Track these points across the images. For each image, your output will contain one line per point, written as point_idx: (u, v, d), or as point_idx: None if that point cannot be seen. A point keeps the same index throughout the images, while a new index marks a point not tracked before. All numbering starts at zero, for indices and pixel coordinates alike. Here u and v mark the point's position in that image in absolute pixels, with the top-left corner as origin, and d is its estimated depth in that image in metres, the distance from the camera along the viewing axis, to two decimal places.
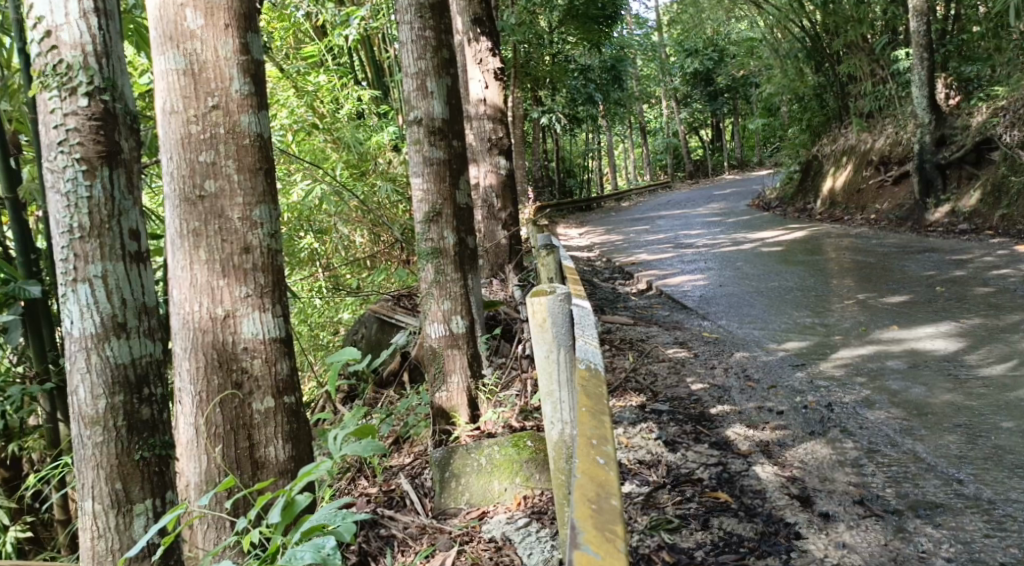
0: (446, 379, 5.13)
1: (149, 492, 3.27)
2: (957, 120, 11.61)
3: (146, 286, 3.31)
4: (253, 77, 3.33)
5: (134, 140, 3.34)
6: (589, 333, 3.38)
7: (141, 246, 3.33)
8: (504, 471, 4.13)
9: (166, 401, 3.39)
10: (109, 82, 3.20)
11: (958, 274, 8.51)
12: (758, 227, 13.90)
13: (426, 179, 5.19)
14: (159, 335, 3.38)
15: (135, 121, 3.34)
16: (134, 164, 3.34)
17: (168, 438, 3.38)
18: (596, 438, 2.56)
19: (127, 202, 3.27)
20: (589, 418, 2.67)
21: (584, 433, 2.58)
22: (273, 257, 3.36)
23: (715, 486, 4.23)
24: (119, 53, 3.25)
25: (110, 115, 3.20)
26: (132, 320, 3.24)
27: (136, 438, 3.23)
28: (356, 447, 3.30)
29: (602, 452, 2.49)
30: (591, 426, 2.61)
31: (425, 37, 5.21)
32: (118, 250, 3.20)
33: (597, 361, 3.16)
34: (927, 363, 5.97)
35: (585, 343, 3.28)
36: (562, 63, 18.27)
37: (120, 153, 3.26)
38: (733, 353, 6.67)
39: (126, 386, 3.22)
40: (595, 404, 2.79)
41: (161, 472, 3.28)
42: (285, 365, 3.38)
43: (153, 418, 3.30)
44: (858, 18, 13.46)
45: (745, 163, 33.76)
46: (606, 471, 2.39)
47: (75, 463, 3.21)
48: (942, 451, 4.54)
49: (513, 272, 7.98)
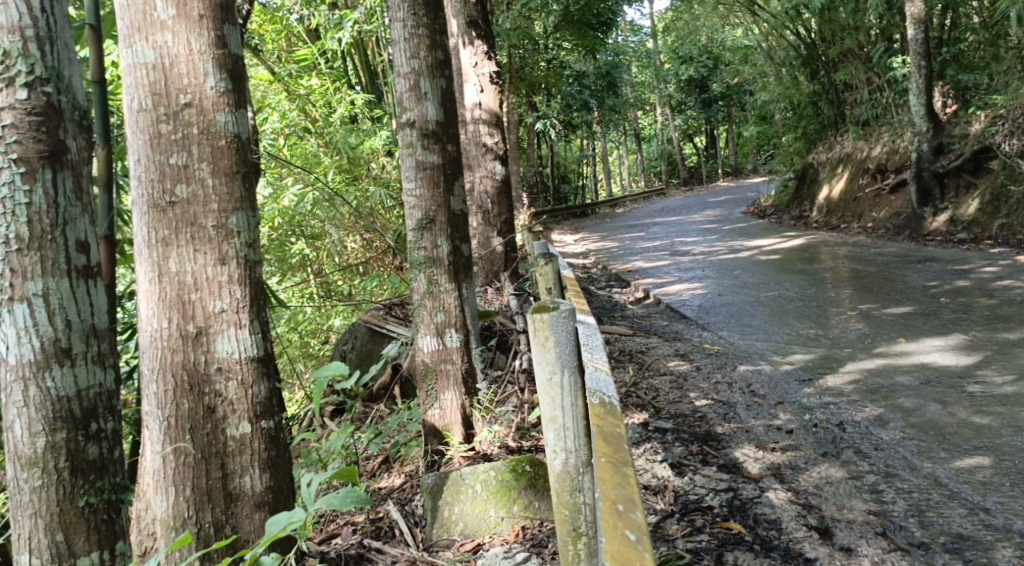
0: (439, 396, 4.85)
1: (95, 544, 3.05)
2: (955, 129, 11.37)
3: (95, 302, 3.11)
4: (230, 73, 3.06)
5: (83, 139, 3.12)
6: (597, 355, 3.21)
7: (90, 259, 3.12)
8: (501, 499, 3.87)
9: (117, 436, 3.18)
10: (53, 72, 3.00)
11: (962, 284, 8.27)
12: (755, 235, 13.68)
13: (419, 184, 4.91)
14: (110, 362, 3.18)
15: (84, 117, 3.14)
16: (82, 168, 3.12)
17: (119, 479, 3.16)
18: (621, 502, 2.52)
19: (74, 210, 3.07)
20: (610, 473, 2.63)
21: (607, 495, 2.53)
22: (251, 269, 3.08)
23: (727, 515, 3.98)
24: (64, 38, 3.06)
25: (54, 109, 3.00)
26: (78, 344, 3.03)
27: (81, 481, 3.02)
28: (333, 500, 3.02)
29: (630, 522, 2.44)
30: (614, 486, 2.57)
31: (419, 34, 4.93)
32: (62, 264, 2.99)
33: (612, 395, 3.04)
34: (939, 378, 5.71)
35: (595, 367, 3.12)
36: (557, 68, 18.05)
37: (66, 153, 3.05)
38: (736, 366, 6.40)
39: (70, 422, 3.00)
40: (613, 451, 2.74)
41: (110, 519, 3.08)
42: (263, 388, 3.10)
43: (100, 458, 3.09)
44: (854, 26, 13.25)
45: (740, 170, 33.59)
46: (638, 551, 2.33)
47: (12, 511, 2.98)
48: (964, 476, 4.27)
49: (508, 280, 7.75)
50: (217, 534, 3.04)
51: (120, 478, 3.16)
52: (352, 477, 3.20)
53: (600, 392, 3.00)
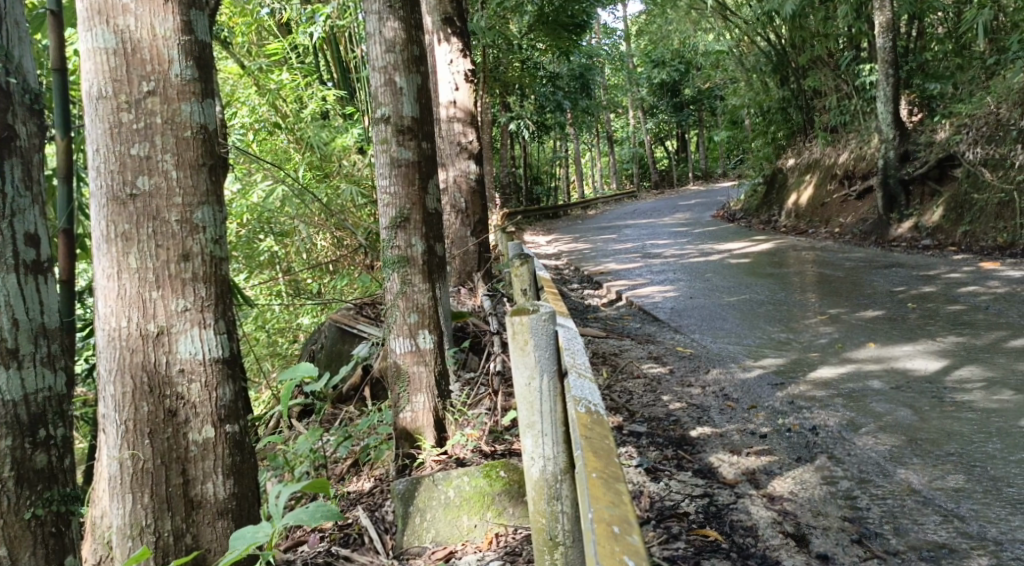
0: (411, 398, 4.72)
1: (41, 558, 2.86)
2: (921, 137, 11.42)
3: (44, 298, 2.93)
4: (197, 60, 2.92)
5: (35, 125, 2.98)
6: (581, 360, 3.04)
7: (41, 253, 2.95)
8: (474, 505, 3.78)
9: (68, 444, 2.98)
10: (2, 52, 2.86)
11: (929, 290, 8.31)
12: (725, 239, 13.72)
13: (393, 182, 4.78)
14: (61, 364, 2.98)
15: (36, 101, 2.99)
16: (32, 155, 2.96)
17: (70, 489, 2.97)
18: (616, 523, 2.32)
19: (24, 200, 2.91)
20: (602, 490, 2.44)
21: (601, 516, 2.33)
22: (216, 267, 2.96)
23: (703, 522, 3.91)
24: (16, 17, 2.91)
25: (2, 93, 2.86)
26: (26, 345, 2.84)
27: (27, 491, 2.83)
28: (302, 516, 2.86)
29: (628, 546, 2.23)
30: (608, 505, 2.38)
31: (394, 28, 4.81)
32: (10, 258, 2.82)
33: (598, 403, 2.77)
34: (909, 384, 5.70)
35: (580, 374, 2.92)
36: (531, 69, 17.99)
37: (15, 139, 2.90)
38: (708, 369, 6.36)
39: (16, 427, 2.81)
40: (605, 466, 2.54)
41: (60, 533, 2.89)
42: (227, 391, 2.97)
43: (49, 467, 2.90)
44: (824, 33, 13.31)
45: (709, 175, 33.76)
46: None
47: None
48: (937, 483, 4.25)
49: (481, 281, 7.70)
50: (176, 545, 2.90)
51: (70, 488, 2.96)
52: (323, 490, 3.10)
53: (586, 399, 2.79)
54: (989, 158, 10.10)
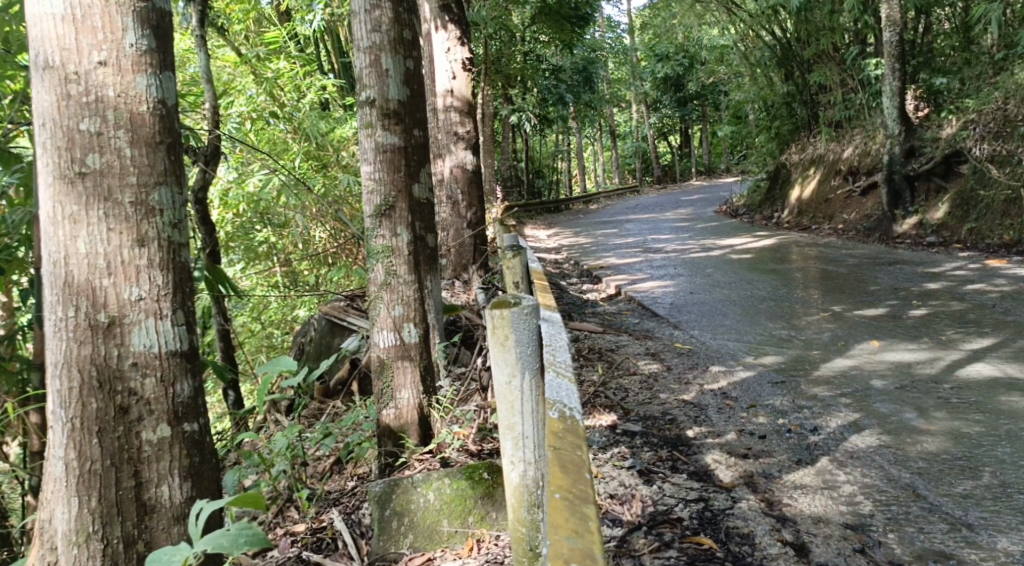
0: (395, 394, 4.53)
1: None
2: (926, 132, 11.17)
3: None
4: (153, 28, 2.72)
5: None
6: (562, 359, 2.88)
7: None
8: (455, 510, 3.58)
9: None
10: None
11: (933, 287, 8.10)
12: (727, 234, 13.50)
13: (378, 168, 4.55)
14: None
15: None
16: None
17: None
18: (576, 559, 2.10)
19: None
20: (565, 517, 2.22)
21: (561, 549, 2.12)
22: (174, 253, 2.76)
23: (697, 528, 3.71)
24: None
25: None
26: None
27: None
28: (226, 540, 2.54)
29: None
30: (568, 535, 2.16)
31: (381, 7, 4.56)
32: None
33: (574, 405, 2.67)
34: (914, 384, 5.49)
35: (557, 373, 2.78)
36: (533, 63, 17.74)
37: None
38: (707, 367, 6.15)
39: None
40: (573, 483, 2.33)
41: None
42: (186, 386, 2.78)
43: None
44: (831, 26, 13.03)
45: (713, 169, 33.46)
46: None
47: None
48: (945, 489, 4.04)
49: (476, 274, 7.57)
50: (127, 549, 2.70)
51: None
52: (256, 506, 2.73)
53: (560, 403, 2.65)
54: (995, 154, 9.86)
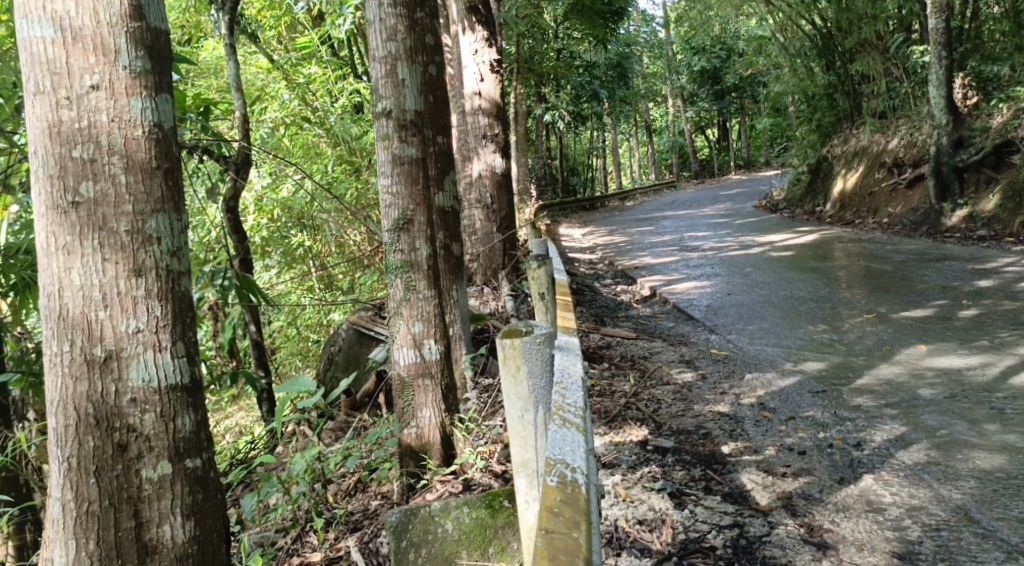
0: (416, 413, 4.40)
1: None
2: (976, 121, 10.74)
3: None
4: (148, 49, 2.69)
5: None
6: (572, 401, 2.49)
7: None
8: (475, 540, 3.44)
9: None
10: None
11: (984, 285, 7.75)
12: (768, 230, 13.17)
13: (396, 181, 4.40)
14: None
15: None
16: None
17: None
18: None
19: None
20: None
21: None
22: (173, 283, 2.72)
23: (731, 558, 3.54)
24: None
25: None
26: None
27: None
28: None
29: None
30: None
31: (396, 15, 4.42)
32: None
33: (578, 463, 2.23)
34: (965, 393, 5.21)
35: (564, 422, 2.40)
36: (565, 60, 17.50)
37: None
38: (744, 375, 5.92)
39: None
40: None
41: None
42: (187, 420, 2.73)
43: None
44: (873, 14, 12.61)
45: (753, 163, 32.79)
46: None
47: None
48: (999, 511, 3.80)
49: (506, 280, 7.42)
50: None
51: None
52: None
53: (562, 461, 2.23)
54: None
